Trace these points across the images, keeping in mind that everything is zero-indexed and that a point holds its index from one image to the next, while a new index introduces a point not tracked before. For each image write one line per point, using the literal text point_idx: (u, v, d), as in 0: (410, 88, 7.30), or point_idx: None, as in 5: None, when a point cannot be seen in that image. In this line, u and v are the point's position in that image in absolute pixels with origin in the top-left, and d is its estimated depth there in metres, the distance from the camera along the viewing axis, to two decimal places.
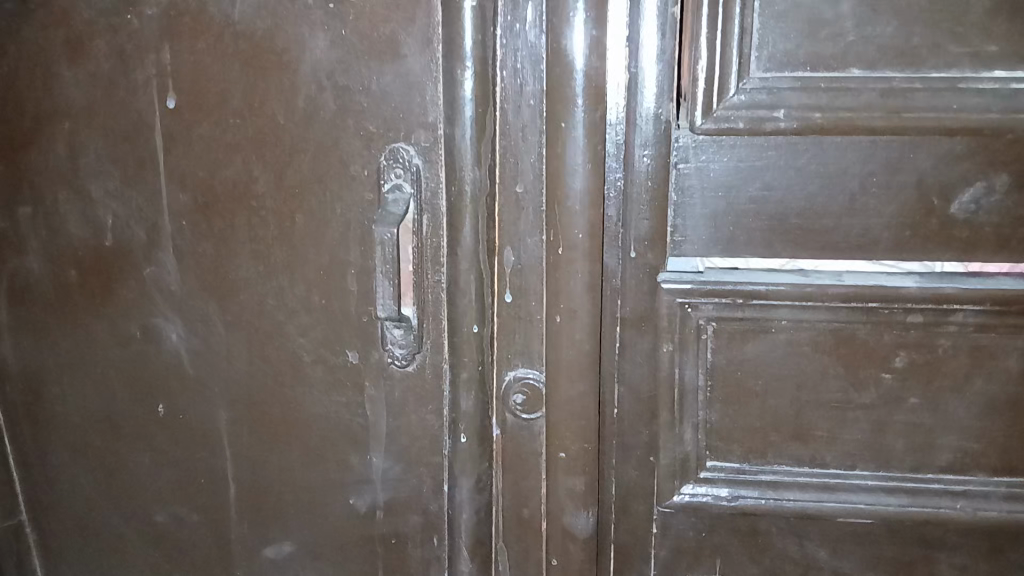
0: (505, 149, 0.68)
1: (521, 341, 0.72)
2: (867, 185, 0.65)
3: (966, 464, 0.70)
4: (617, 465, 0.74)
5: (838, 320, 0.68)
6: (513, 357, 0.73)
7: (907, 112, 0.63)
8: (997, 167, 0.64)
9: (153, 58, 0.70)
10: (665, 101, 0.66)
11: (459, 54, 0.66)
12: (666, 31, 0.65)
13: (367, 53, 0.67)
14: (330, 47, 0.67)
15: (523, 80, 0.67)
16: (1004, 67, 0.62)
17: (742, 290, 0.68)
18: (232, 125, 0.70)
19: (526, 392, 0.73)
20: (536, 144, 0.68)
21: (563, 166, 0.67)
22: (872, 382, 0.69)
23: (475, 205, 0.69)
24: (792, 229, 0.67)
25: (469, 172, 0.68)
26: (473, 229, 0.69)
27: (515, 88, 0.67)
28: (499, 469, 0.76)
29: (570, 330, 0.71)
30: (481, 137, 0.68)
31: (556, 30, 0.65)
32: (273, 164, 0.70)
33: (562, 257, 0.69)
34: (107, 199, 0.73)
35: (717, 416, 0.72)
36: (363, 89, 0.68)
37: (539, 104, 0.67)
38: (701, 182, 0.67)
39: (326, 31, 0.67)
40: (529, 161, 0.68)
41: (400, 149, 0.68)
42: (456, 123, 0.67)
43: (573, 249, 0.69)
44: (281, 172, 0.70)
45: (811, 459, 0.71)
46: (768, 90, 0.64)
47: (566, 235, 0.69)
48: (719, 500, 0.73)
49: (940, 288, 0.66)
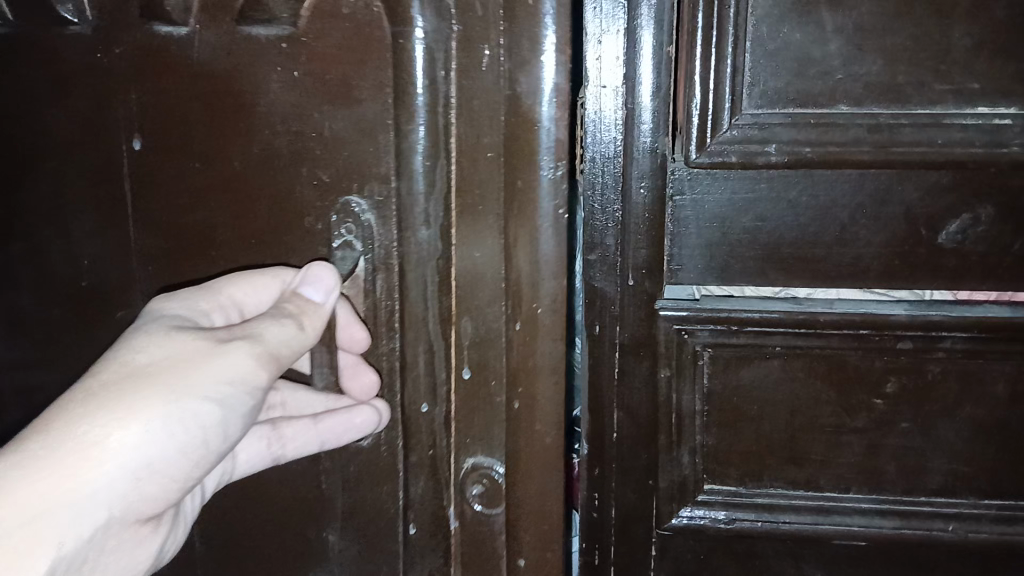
0: (463, 205, 0.69)
1: (481, 424, 0.73)
2: (857, 216, 0.67)
3: (958, 487, 0.72)
4: (616, 488, 0.77)
5: (829, 346, 0.70)
6: (472, 443, 0.74)
7: (894, 147, 0.65)
8: (981, 199, 0.66)
9: (124, 102, 0.71)
10: (660, 135, 0.69)
11: (410, 100, 0.66)
12: (660, 69, 0.67)
13: (321, 96, 0.67)
14: (285, 85, 0.68)
15: (479, 132, 0.68)
16: (987, 103, 0.64)
17: (737, 317, 0.70)
18: (200, 160, 0.71)
19: (483, 484, 0.74)
20: (490, 211, 0.69)
21: (530, 238, 0.69)
22: (863, 406, 0.71)
23: (434, 275, 0.70)
24: (785, 258, 0.69)
25: (426, 231, 0.69)
26: (438, 295, 0.70)
27: (472, 144, 0.68)
28: (456, 564, 0.76)
29: (530, 415, 0.72)
30: (433, 196, 0.69)
31: (512, 74, 0.66)
32: (235, 211, 0.71)
33: (521, 331, 0.71)
34: (85, 240, 0.76)
35: (713, 440, 0.74)
36: (317, 133, 0.68)
37: (495, 158, 0.68)
38: (696, 213, 0.70)
39: (281, 70, 0.68)
40: (490, 224, 0.69)
41: (354, 203, 0.69)
42: (409, 177, 0.68)
43: (532, 322, 0.70)
44: (241, 220, 0.71)
45: (805, 482, 0.73)
46: (758, 126, 0.66)
47: (527, 307, 0.70)
48: (717, 522, 0.75)
49: (928, 315, 0.68)
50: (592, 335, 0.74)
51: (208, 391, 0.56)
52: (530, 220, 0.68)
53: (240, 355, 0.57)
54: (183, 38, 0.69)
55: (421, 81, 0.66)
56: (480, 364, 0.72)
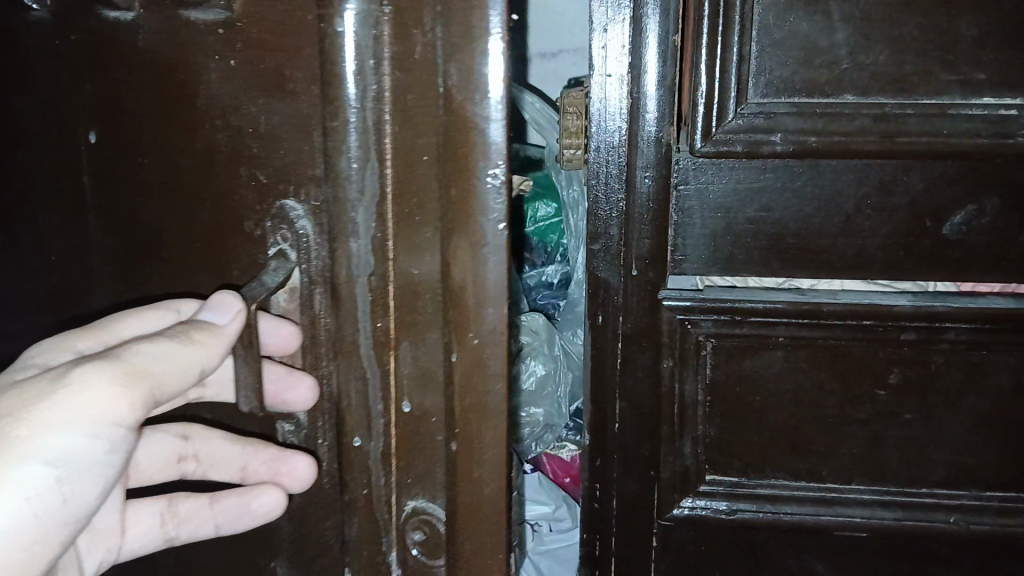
0: (398, 220, 0.40)
1: (421, 466, 0.43)
2: (862, 207, 0.67)
3: (959, 478, 0.72)
4: (619, 478, 0.78)
5: (833, 337, 0.70)
6: (406, 474, 0.43)
7: (899, 137, 0.65)
8: (986, 189, 0.66)
9: None
10: (665, 124, 0.68)
11: (337, 94, 0.38)
12: (666, 58, 0.67)
13: (258, 83, 0.38)
14: (225, 82, 0.38)
15: (431, 119, 0.38)
16: (993, 94, 0.64)
17: (741, 308, 0.70)
18: (123, 164, 0.43)
19: (427, 532, 0.43)
20: (438, 186, 0.39)
21: (472, 257, 0.39)
22: (867, 397, 0.71)
23: (365, 307, 0.41)
24: (789, 248, 0.69)
25: (356, 246, 0.40)
26: (367, 320, 0.41)
27: (405, 148, 0.39)
28: None
29: (468, 460, 0.41)
30: (351, 233, 0.40)
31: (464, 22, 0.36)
32: (172, 228, 0.42)
33: (466, 402, 0.41)
34: None
35: (715, 430, 0.74)
36: (253, 130, 0.39)
37: (443, 152, 0.39)
38: (700, 203, 0.69)
39: (221, 58, 0.38)
40: (426, 237, 0.40)
41: (289, 210, 0.40)
42: (347, 191, 0.39)
43: (490, 397, 0.40)
44: (180, 244, 0.43)
45: (807, 473, 0.74)
46: (764, 115, 0.66)
47: (463, 368, 0.40)
48: (718, 513, 0.76)
49: (932, 306, 0.68)
50: (596, 324, 0.74)
51: (35, 455, 0.37)
52: (470, 231, 0.38)
53: (92, 384, 0.38)
54: (126, 26, 0.39)
55: (352, 62, 0.37)
56: (418, 403, 0.42)
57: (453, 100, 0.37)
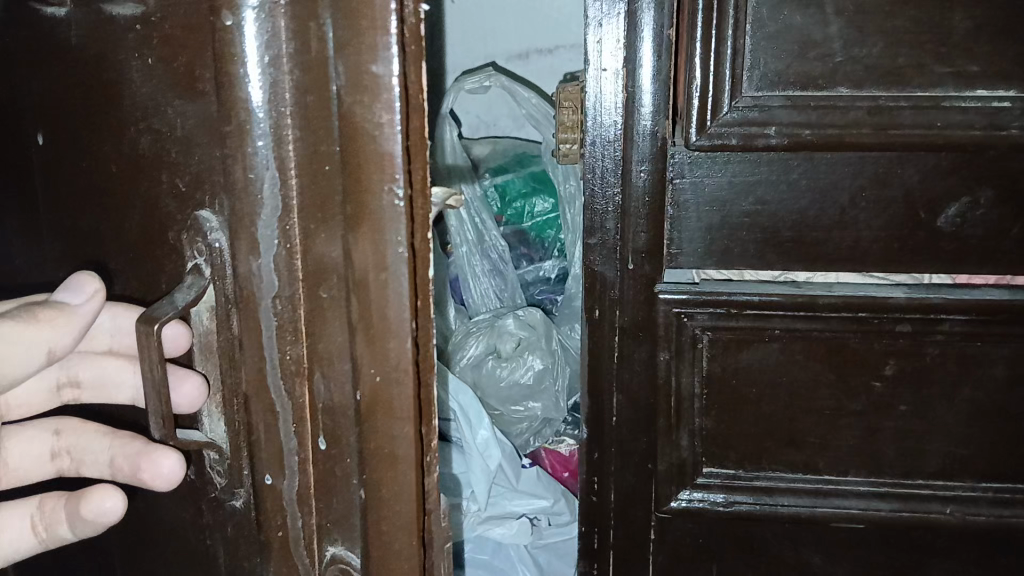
0: (305, 229, 0.30)
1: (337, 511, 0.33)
2: (857, 199, 0.68)
3: (955, 469, 0.73)
4: (616, 471, 0.78)
5: (829, 329, 0.70)
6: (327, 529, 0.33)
7: (894, 130, 0.65)
8: (980, 181, 0.66)
9: None
10: (660, 117, 0.69)
11: (236, 99, 0.29)
12: (662, 51, 0.67)
13: (172, 82, 0.31)
14: (143, 82, 0.32)
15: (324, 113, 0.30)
16: (987, 86, 0.64)
17: (737, 300, 0.70)
18: (78, 168, 0.37)
19: None
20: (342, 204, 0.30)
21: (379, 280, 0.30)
22: (862, 389, 0.72)
23: (270, 337, 0.31)
24: (784, 241, 0.69)
25: (257, 265, 0.30)
26: (273, 348, 0.31)
27: (309, 157, 0.30)
28: None
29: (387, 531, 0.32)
30: (255, 250, 0.30)
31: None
32: (111, 222, 0.37)
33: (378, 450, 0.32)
34: None
35: (712, 423, 0.75)
36: (170, 133, 0.32)
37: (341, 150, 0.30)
38: (696, 196, 0.69)
39: (140, 57, 0.32)
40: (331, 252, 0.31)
41: (205, 220, 0.31)
42: (252, 206, 0.30)
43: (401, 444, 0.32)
44: (115, 237, 0.37)
45: (804, 465, 0.74)
46: (758, 108, 0.66)
47: (381, 422, 0.32)
48: (715, 505, 0.76)
49: (926, 297, 0.68)
50: (593, 318, 0.74)
51: None
52: (388, 249, 0.30)
53: None
54: (61, 22, 0.35)
55: (257, 57, 0.28)
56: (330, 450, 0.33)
57: (345, 106, 0.29)
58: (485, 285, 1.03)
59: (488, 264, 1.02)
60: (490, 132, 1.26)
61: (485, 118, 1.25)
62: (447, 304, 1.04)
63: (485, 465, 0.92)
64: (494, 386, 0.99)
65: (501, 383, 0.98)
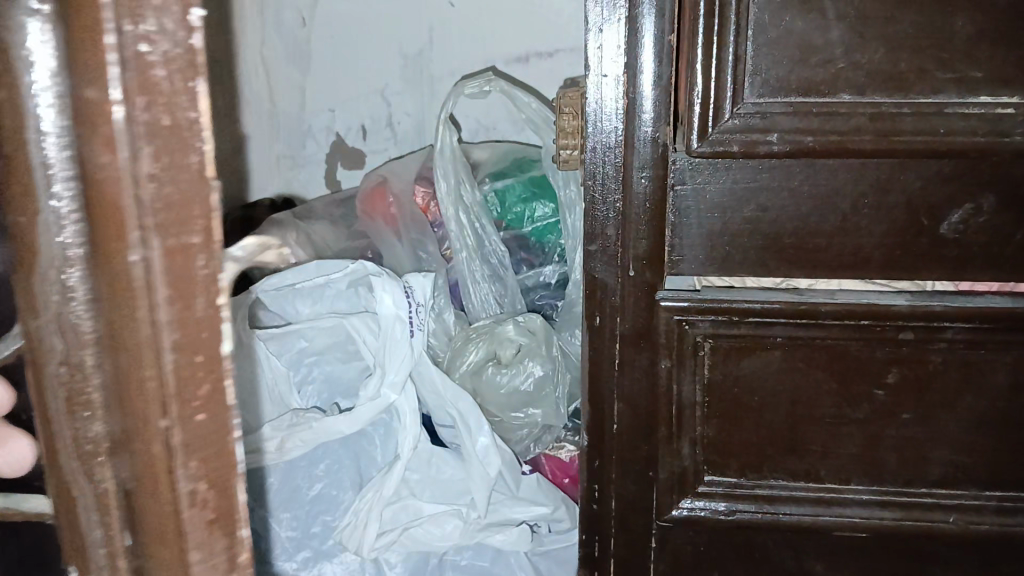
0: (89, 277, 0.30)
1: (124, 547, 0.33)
2: (859, 207, 0.67)
3: (958, 477, 0.73)
4: (617, 479, 0.78)
5: (832, 337, 0.70)
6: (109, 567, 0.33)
7: (895, 136, 0.65)
8: (983, 188, 0.66)
9: None
10: (661, 124, 0.67)
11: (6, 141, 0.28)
12: (662, 58, 0.66)
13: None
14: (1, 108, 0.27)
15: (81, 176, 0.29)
16: (989, 93, 0.63)
17: (738, 308, 0.70)
18: None
19: None
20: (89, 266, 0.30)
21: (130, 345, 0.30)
22: (865, 397, 0.72)
23: (59, 391, 0.31)
24: (786, 248, 0.69)
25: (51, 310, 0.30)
26: (54, 403, 0.31)
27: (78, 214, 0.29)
28: None
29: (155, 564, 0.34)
30: (36, 305, 0.30)
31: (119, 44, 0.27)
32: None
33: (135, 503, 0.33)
34: None
35: (713, 431, 0.74)
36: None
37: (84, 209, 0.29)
38: (697, 202, 0.69)
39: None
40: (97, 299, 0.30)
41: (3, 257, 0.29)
42: (34, 257, 0.29)
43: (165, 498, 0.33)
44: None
45: (806, 473, 0.74)
46: (761, 114, 0.65)
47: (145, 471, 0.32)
48: (717, 514, 0.76)
49: (930, 305, 0.68)
50: (593, 325, 0.73)
51: None
52: (140, 323, 0.30)
53: None
54: None
55: (41, 112, 0.27)
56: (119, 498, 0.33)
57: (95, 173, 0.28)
58: (486, 290, 1.02)
59: (489, 269, 1.01)
60: (490, 136, 1.26)
61: (485, 122, 1.25)
62: (447, 310, 1.02)
63: (484, 472, 0.91)
64: (493, 393, 0.98)
65: (501, 390, 0.98)
